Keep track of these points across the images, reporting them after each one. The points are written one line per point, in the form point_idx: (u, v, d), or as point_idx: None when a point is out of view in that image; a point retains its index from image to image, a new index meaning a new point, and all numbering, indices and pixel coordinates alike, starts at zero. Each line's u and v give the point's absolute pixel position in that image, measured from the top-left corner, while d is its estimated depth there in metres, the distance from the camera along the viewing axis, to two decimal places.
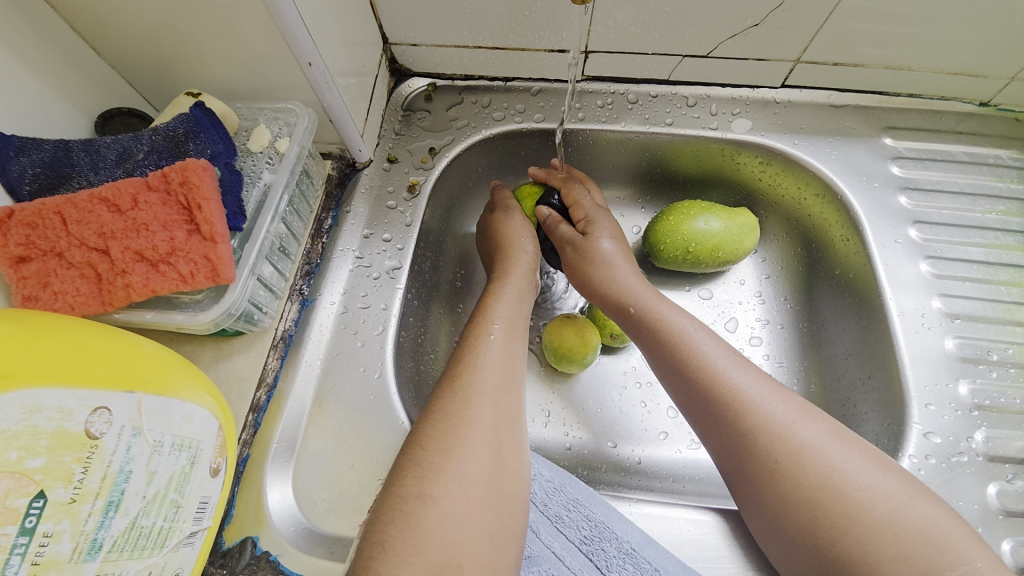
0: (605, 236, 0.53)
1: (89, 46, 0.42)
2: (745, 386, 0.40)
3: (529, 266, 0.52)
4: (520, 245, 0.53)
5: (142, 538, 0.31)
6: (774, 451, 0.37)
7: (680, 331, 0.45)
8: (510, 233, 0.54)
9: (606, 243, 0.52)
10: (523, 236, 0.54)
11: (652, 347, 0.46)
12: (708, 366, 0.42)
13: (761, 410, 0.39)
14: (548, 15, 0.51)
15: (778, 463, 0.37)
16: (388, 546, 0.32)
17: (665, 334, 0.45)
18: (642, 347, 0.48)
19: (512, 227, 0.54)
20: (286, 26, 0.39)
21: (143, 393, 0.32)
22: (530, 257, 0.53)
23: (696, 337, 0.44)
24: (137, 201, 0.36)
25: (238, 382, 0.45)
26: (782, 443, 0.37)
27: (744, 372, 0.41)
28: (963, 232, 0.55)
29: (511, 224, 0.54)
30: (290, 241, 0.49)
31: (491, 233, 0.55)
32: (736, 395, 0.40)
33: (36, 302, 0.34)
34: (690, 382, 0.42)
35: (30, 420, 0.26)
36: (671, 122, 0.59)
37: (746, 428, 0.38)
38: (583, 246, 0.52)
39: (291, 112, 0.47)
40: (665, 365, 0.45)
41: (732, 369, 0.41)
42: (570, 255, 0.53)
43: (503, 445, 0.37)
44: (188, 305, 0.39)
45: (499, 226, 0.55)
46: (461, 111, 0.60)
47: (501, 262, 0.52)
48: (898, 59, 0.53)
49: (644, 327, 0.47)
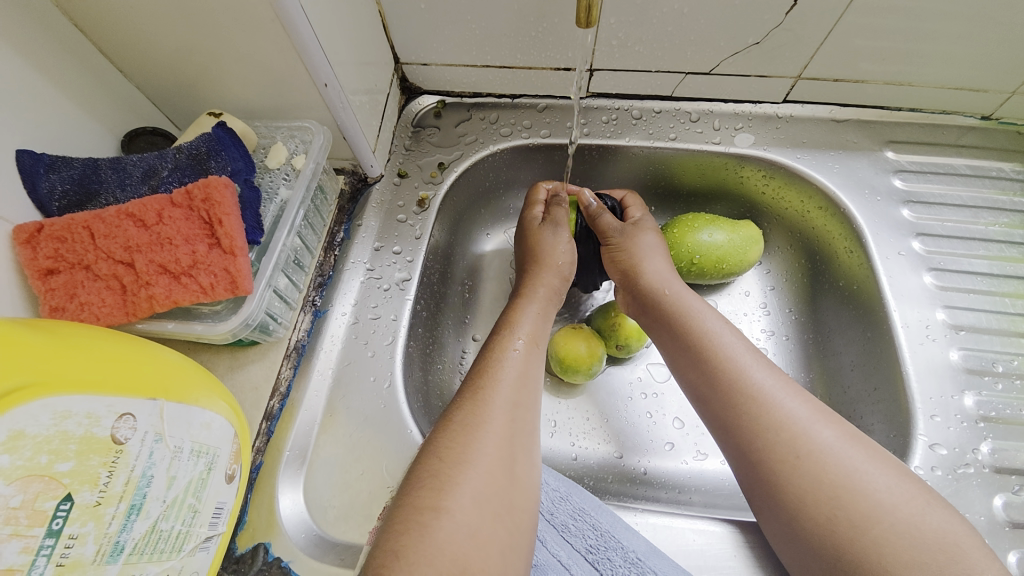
0: (650, 229, 0.55)
1: (117, 68, 0.44)
2: (768, 383, 0.41)
3: (557, 285, 0.53)
4: (556, 265, 0.53)
5: (161, 542, 0.32)
6: (795, 449, 0.37)
7: (704, 328, 0.45)
8: (548, 244, 0.54)
9: (651, 234, 0.54)
10: (564, 254, 0.54)
11: (674, 345, 0.47)
12: (730, 364, 0.43)
13: (783, 407, 0.39)
14: (554, 35, 0.53)
15: (798, 461, 0.37)
16: (400, 554, 0.32)
17: (691, 331, 0.46)
18: (665, 345, 0.48)
19: (553, 238, 0.54)
20: (303, 48, 0.41)
21: (165, 401, 0.33)
22: (558, 275, 0.53)
23: (720, 334, 0.45)
24: (162, 216, 0.38)
25: (252, 391, 0.46)
26: (803, 441, 0.38)
27: (766, 372, 0.42)
28: (966, 244, 0.55)
29: (552, 241, 0.54)
30: (304, 254, 0.51)
31: (533, 245, 0.55)
32: (759, 393, 0.40)
33: (64, 312, 0.35)
34: (714, 379, 0.43)
35: (61, 426, 0.27)
36: (674, 138, 0.60)
37: (766, 426, 0.39)
38: (630, 232, 0.54)
39: (306, 130, 0.49)
40: (685, 363, 0.45)
41: (755, 366, 0.42)
42: (617, 239, 0.54)
43: (513, 458, 0.38)
44: (207, 315, 0.41)
45: (541, 244, 0.55)
46: (470, 128, 0.62)
47: (530, 274, 0.53)
48: (897, 75, 0.54)
49: (669, 324, 0.48)
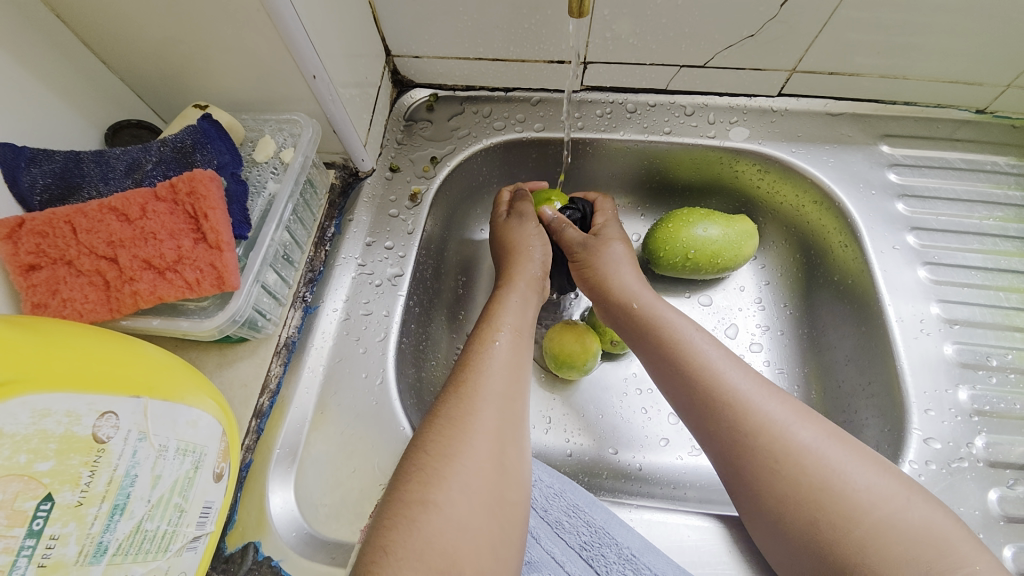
0: (615, 238, 0.55)
1: (99, 60, 0.43)
2: (744, 386, 0.41)
3: (535, 273, 0.52)
4: (529, 252, 0.53)
5: (147, 541, 0.31)
6: (774, 452, 0.37)
7: (677, 332, 0.45)
8: (522, 233, 0.54)
9: (617, 244, 0.54)
10: (535, 246, 0.53)
11: (649, 350, 0.47)
12: (706, 367, 0.42)
13: (759, 410, 0.39)
14: (547, 28, 0.52)
15: (778, 464, 0.37)
16: (389, 550, 0.32)
17: (666, 335, 0.46)
18: (641, 350, 0.48)
19: (526, 227, 0.54)
20: (291, 39, 0.40)
21: (150, 399, 0.32)
22: (537, 265, 0.53)
23: (695, 338, 0.44)
24: (145, 211, 0.37)
25: (241, 388, 0.46)
26: (783, 443, 0.37)
27: (742, 373, 0.41)
28: (961, 238, 0.55)
29: (523, 231, 0.54)
30: (294, 249, 0.50)
31: (503, 239, 0.55)
32: (735, 397, 0.40)
33: (45, 309, 0.34)
34: (691, 382, 0.42)
35: (40, 424, 0.27)
36: (669, 131, 0.60)
37: (745, 429, 0.39)
38: (592, 246, 0.53)
39: (295, 123, 0.48)
40: (662, 366, 0.45)
41: (731, 368, 0.42)
42: (580, 254, 0.54)
43: (504, 452, 0.37)
44: (193, 311, 0.40)
45: (511, 233, 0.55)
46: (462, 121, 0.61)
47: (509, 264, 0.52)
48: (892, 68, 0.54)
49: (644, 329, 0.47)
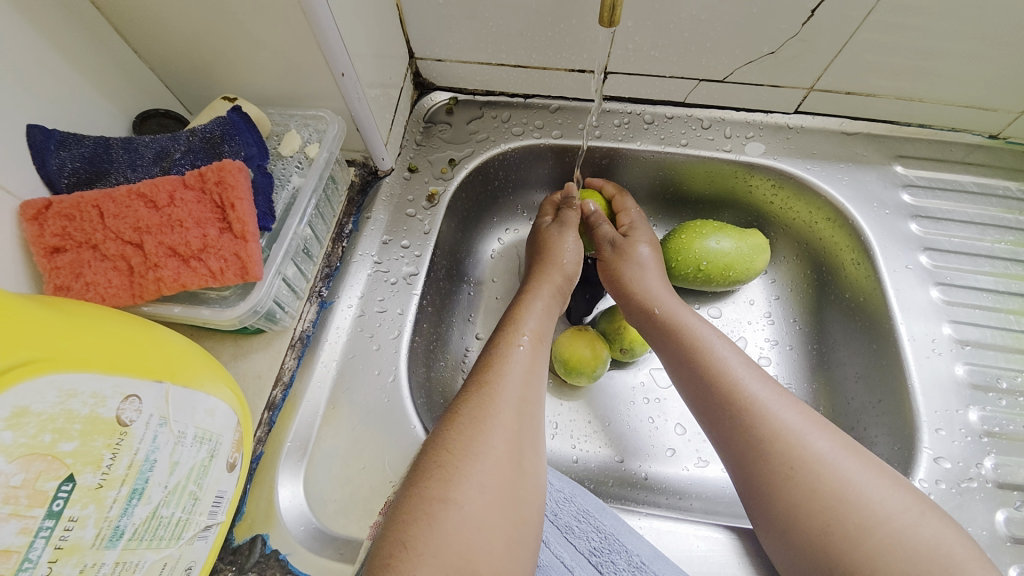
0: (643, 242, 0.54)
1: (132, 49, 0.44)
2: (763, 394, 0.41)
3: (562, 284, 0.52)
4: (560, 263, 0.52)
5: (161, 528, 0.31)
6: (788, 459, 0.37)
7: (698, 338, 0.45)
8: (559, 243, 0.54)
9: (644, 246, 0.54)
10: (570, 255, 0.53)
11: (671, 353, 0.47)
12: (726, 374, 0.42)
13: (777, 417, 0.39)
14: (571, 37, 0.53)
15: (792, 471, 0.37)
16: (409, 544, 0.32)
17: (685, 339, 0.46)
18: (662, 353, 0.48)
19: (565, 239, 0.54)
20: (323, 36, 0.41)
21: (170, 384, 0.32)
22: (565, 277, 0.52)
23: (716, 345, 0.45)
24: (173, 198, 0.37)
25: (254, 379, 0.46)
26: (798, 451, 0.37)
27: (762, 382, 0.42)
28: (972, 260, 0.55)
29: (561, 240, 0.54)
30: (313, 244, 0.50)
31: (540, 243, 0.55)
32: (753, 403, 0.40)
33: (68, 291, 0.35)
34: (708, 386, 0.43)
35: (66, 404, 0.27)
36: (685, 144, 0.60)
37: (760, 435, 0.39)
38: (620, 247, 0.54)
39: (320, 119, 0.48)
40: (682, 370, 0.45)
41: (750, 376, 0.42)
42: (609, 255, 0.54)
43: (520, 451, 0.37)
44: (214, 301, 0.40)
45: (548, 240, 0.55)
46: (481, 125, 0.62)
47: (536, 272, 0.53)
48: (909, 90, 0.55)
49: (667, 336, 0.48)
